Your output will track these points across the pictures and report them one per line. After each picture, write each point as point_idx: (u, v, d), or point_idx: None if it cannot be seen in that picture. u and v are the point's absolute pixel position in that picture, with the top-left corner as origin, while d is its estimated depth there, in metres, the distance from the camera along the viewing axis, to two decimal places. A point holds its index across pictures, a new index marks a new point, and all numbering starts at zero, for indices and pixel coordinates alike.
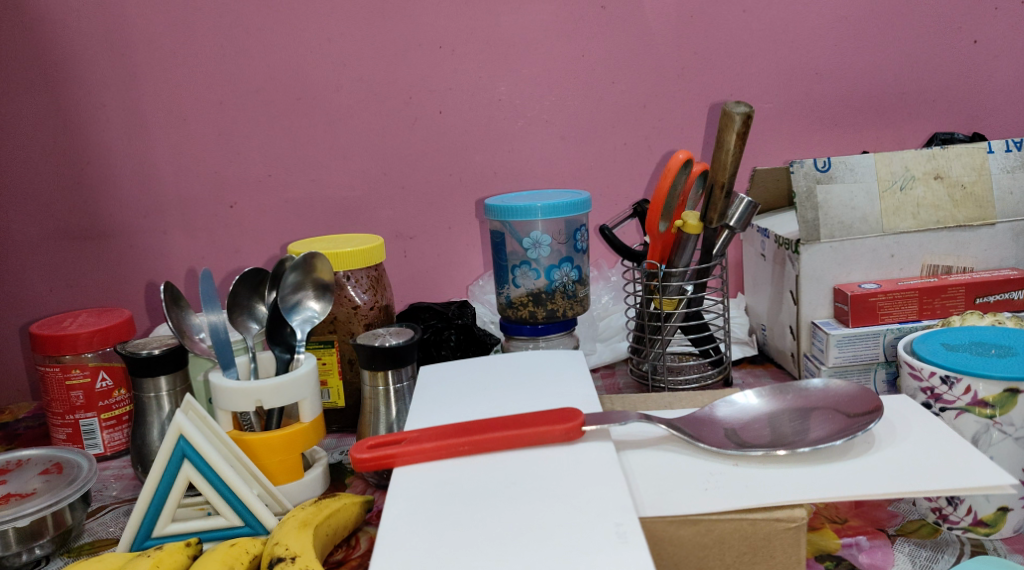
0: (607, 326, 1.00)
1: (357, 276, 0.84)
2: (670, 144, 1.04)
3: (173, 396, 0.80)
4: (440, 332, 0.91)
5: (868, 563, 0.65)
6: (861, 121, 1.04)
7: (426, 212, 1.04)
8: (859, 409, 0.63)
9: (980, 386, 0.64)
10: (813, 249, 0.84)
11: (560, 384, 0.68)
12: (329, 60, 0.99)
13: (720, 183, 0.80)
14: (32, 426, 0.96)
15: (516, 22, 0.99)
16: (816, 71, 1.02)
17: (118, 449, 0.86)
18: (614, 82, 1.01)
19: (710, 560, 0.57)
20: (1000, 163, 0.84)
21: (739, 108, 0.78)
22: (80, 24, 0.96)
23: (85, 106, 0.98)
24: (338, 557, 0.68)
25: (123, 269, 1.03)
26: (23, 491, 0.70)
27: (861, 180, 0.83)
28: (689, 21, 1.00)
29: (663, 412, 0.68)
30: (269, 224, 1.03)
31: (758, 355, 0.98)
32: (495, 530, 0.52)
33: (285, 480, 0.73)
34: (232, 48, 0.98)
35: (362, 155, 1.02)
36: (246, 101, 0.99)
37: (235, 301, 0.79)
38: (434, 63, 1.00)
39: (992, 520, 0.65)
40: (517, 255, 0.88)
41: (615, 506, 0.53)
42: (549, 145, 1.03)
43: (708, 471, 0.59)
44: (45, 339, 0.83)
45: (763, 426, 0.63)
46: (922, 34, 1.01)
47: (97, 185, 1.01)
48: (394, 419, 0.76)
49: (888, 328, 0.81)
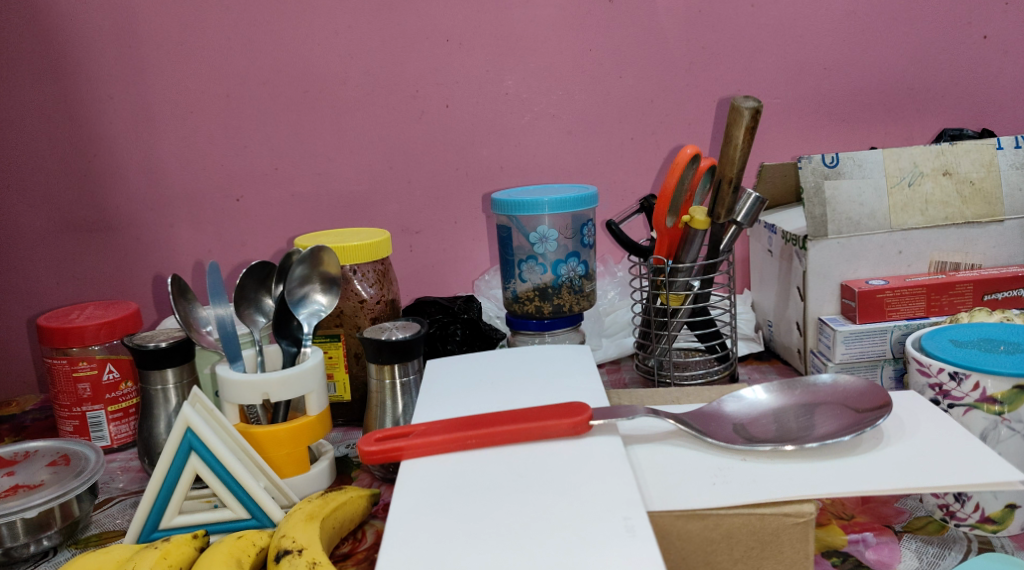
0: (613, 321, 1.00)
1: (364, 270, 0.85)
2: (677, 139, 1.03)
3: (179, 389, 0.80)
4: (446, 327, 0.91)
5: (875, 560, 0.65)
6: (869, 117, 1.03)
7: (432, 206, 1.04)
8: (867, 405, 0.63)
9: (989, 382, 0.64)
10: (821, 245, 0.83)
11: (568, 379, 0.68)
12: (336, 53, 0.99)
13: (728, 178, 0.80)
14: (38, 418, 0.96)
15: (523, 17, 0.99)
16: (824, 66, 1.01)
17: (124, 442, 0.86)
18: (622, 76, 1.01)
19: (719, 555, 0.57)
20: (1009, 160, 0.84)
21: (748, 103, 0.78)
22: (87, 16, 0.96)
23: (90, 100, 0.98)
24: (344, 550, 0.68)
25: (129, 262, 1.03)
26: (30, 482, 0.71)
27: (869, 176, 0.83)
28: (696, 15, 0.99)
29: (670, 407, 0.67)
30: (275, 218, 1.03)
31: (764, 351, 0.98)
32: (501, 525, 0.52)
33: (291, 473, 0.73)
34: (238, 40, 0.98)
35: (368, 149, 1.02)
36: (252, 94, 0.99)
37: (242, 295, 0.79)
38: (441, 57, 1.00)
39: (1000, 518, 0.65)
40: (523, 250, 0.87)
41: (625, 500, 0.53)
42: (555, 140, 1.03)
43: (716, 467, 0.59)
44: (52, 331, 0.82)
45: (769, 421, 0.63)
46: (929, 30, 1.01)
47: (103, 178, 1.01)
48: (400, 413, 0.76)
49: (896, 325, 0.81)
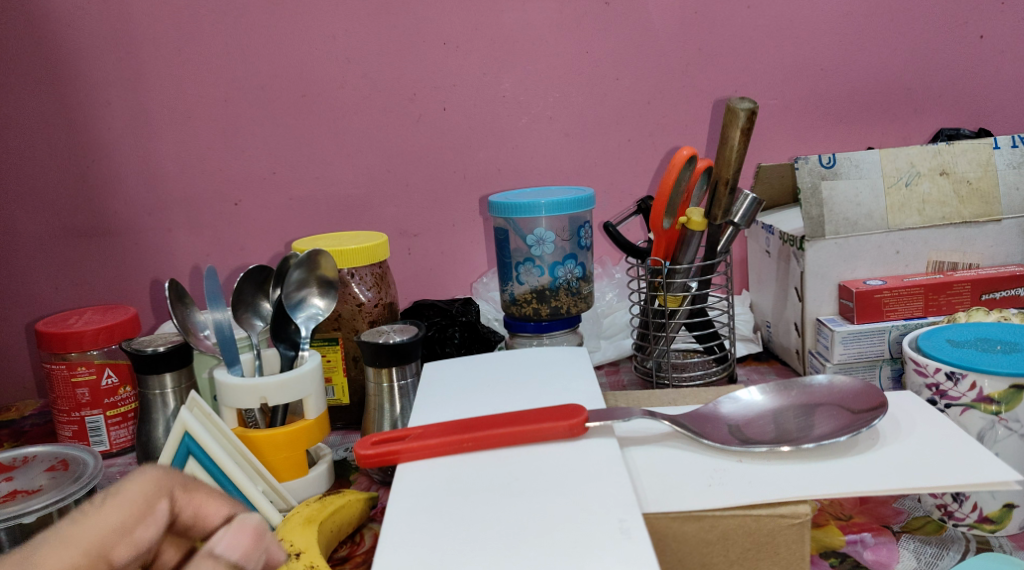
0: (612, 323, 1.00)
1: (361, 274, 0.85)
2: (675, 141, 1.03)
3: (178, 393, 0.80)
4: (444, 330, 0.91)
5: (873, 560, 0.65)
6: (866, 117, 1.04)
7: (430, 209, 1.05)
8: (862, 405, 0.63)
9: (985, 382, 0.64)
10: (818, 245, 0.83)
11: (565, 381, 0.68)
12: (333, 57, 0.99)
13: (724, 180, 0.80)
14: (38, 424, 0.97)
15: (519, 19, 0.99)
16: (821, 66, 1.02)
17: (124, 446, 0.86)
18: (619, 78, 1.01)
19: (715, 556, 0.57)
20: (1006, 159, 0.84)
21: (743, 104, 0.78)
22: (86, 22, 0.96)
23: (89, 105, 0.99)
24: (343, 553, 0.68)
25: (127, 266, 1.04)
26: (30, 487, 0.71)
27: (866, 176, 0.83)
28: (693, 17, 1.00)
29: (667, 408, 0.67)
30: (274, 222, 1.03)
31: (763, 352, 0.98)
32: (495, 528, 0.52)
33: (289, 476, 0.73)
34: (236, 45, 0.98)
35: (366, 152, 1.02)
36: (250, 99, 0.99)
37: (239, 299, 0.79)
38: (439, 60, 1.00)
39: (998, 517, 0.65)
40: (521, 252, 0.87)
41: (619, 503, 0.53)
42: (553, 142, 1.03)
43: (712, 467, 0.59)
44: (52, 336, 0.83)
45: (767, 422, 0.63)
46: (926, 29, 1.01)
47: (102, 183, 1.01)
48: (398, 415, 0.76)
49: (894, 325, 0.81)
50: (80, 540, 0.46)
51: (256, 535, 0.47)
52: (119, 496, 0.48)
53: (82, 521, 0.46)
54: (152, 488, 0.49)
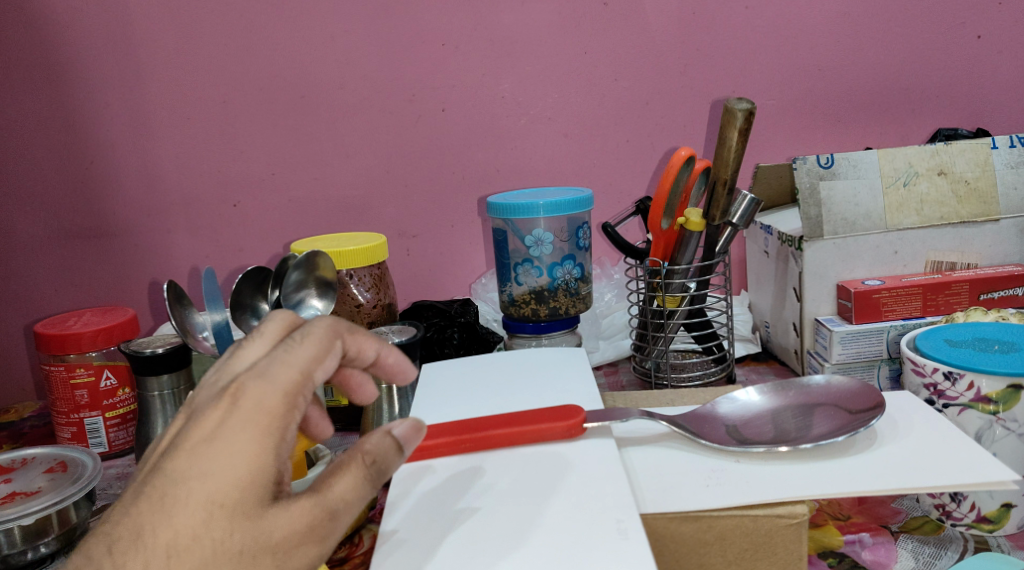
0: (610, 324, 1.00)
1: (360, 275, 0.85)
2: (674, 141, 1.04)
3: (175, 395, 0.80)
4: (443, 331, 0.91)
5: (872, 560, 0.65)
6: (864, 117, 1.04)
7: (429, 210, 1.05)
8: (861, 405, 0.63)
9: (983, 382, 0.64)
10: (816, 245, 0.83)
11: (563, 381, 0.68)
12: (332, 57, 0.99)
13: (723, 180, 0.79)
14: (37, 425, 0.97)
15: (517, 20, 0.99)
16: (819, 67, 1.02)
17: (122, 448, 0.87)
18: (618, 79, 1.01)
19: (713, 557, 0.57)
20: (1004, 159, 0.84)
21: (741, 104, 0.78)
22: (85, 23, 0.96)
23: (88, 106, 0.99)
24: (343, 553, 0.68)
25: (126, 267, 1.04)
26: (29, 489, 0.71)
27: (864, 176, 0.83)
28: (691, 18, 1.00)
29: (664, 408, 0.68)
30: (273, 223, 1.04)
31: (761, 352, 0.98)
32: (492, 528, 0.52)
33: None
34: (234, 45, 0.98)
35: (365, 153, 1.02)
36: (249, 100, 1.00)
37: (236, 300, 0.78)
38: (437, 61, 1.00)
39: (996, 517, 0.65)
40: (519, 253, 0.88)
41: (616, 504, 0.53)
42: (551, 142, 1.03)
43: (710, 468, 0.59)
44: (50, 338, 0.83)
45: (765, 422, 0.63)
46: (923, 30, 1.01)
47: (101, 184, 1.01)
48: (397, 415, 0.77)
49: (892, 325, 0.81)
50: (285, 374, 0.48)
51: (417, 426, 0.50)
52: (311, 338, 0.49)
53: (288, 355, 0.48)
54: (331, 336, 0.50)
